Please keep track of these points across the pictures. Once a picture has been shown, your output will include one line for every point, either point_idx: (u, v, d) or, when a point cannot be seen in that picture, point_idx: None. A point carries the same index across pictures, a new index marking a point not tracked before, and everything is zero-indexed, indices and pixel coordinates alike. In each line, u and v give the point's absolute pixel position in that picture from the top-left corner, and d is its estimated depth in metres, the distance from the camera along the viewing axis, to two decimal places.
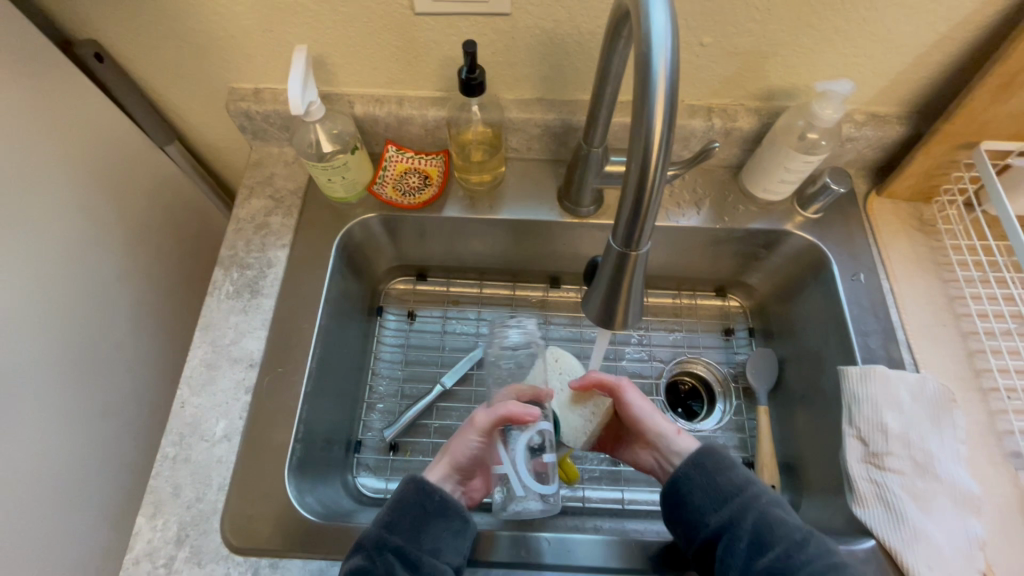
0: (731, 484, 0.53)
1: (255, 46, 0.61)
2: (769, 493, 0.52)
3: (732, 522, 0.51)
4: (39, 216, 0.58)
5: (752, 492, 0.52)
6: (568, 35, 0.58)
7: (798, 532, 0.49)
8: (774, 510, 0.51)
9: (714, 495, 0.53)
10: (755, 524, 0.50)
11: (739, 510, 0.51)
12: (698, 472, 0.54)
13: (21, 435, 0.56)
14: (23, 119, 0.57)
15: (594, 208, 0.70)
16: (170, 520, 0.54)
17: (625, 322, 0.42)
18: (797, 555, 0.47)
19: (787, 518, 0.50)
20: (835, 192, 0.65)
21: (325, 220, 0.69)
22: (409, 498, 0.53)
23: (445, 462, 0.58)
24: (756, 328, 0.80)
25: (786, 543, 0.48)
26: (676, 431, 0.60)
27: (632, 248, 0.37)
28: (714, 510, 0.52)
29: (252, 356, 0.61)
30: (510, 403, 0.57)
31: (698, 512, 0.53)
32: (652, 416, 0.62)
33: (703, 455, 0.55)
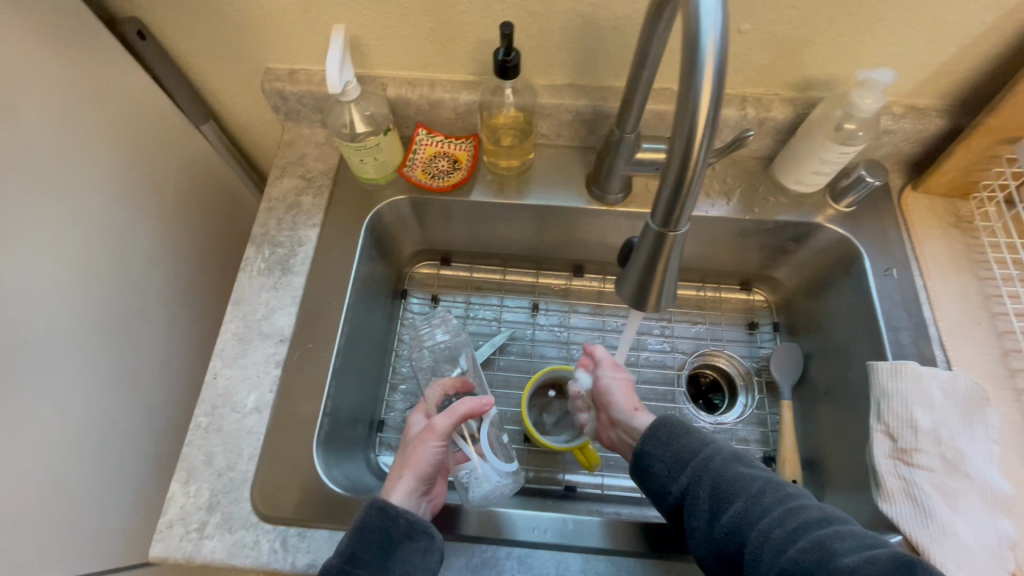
0: (688, 449, 0.54)
1: (291, 25, 0.62)
2: (726, 452, 0.53)
3: (692, 484, 0.52)
4: (85, 189, 0.61)
5: (708, 450, 0.53)
6: (604, 20, 0.58)
7: (760, 485, 0.49)
8: (730, 467, 0.51)
9: (673, 463, 0.54)
10: (712, 486, 0.51)
11: (698, 470, 0.52)
12: (654, 444, 0.55)
13: (61, 399, 0.58)
14: (67, 92, 0.58)
15: (622, 196, 0.70)
16: (202, 486, 0.55)
17: (657, 304, 0.43)
18: (756, 508, 0.48)
19: (748, 472, 0.50)
20: (870, 184, 0.64)
21: (355, 201, 0.70)
22: (371, 525, 0.50)
23: (404, 479, 0.55)
24: (781, 322, 0.79)
25: (745, 498, 0.49)
26: (634, 409, 0.64)
27: (670, 228, 0.37)
28: (675, 477, 0.53)
29: (282, 332, 0.62)
30: (465, 400, 0.58)
31: (662, 479, 0.54)
32: (615, 392, 0.66)
33: (657, 427, 0.56)
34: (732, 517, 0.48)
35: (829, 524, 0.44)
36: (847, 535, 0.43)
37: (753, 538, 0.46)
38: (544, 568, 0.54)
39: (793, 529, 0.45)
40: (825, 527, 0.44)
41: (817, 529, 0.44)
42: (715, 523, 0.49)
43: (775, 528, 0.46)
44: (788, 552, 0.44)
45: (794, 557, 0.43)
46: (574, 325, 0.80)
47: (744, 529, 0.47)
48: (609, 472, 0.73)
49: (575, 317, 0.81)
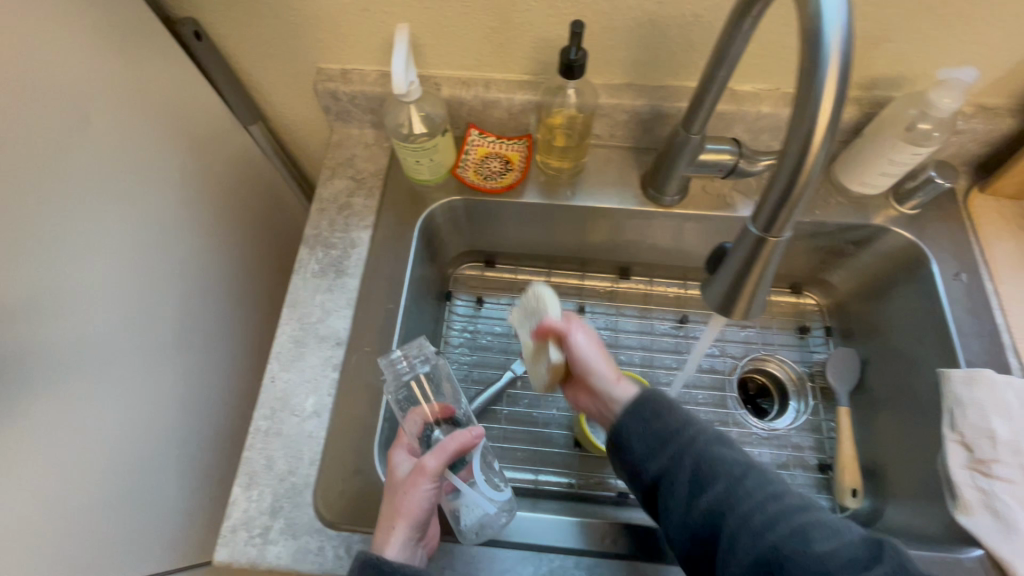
0: (669, 426, 0.51)
1: (349, 25, 0.61)
2: (709, 431, 0.51)
3: (669, 462, 0.50)
4: (146, 191, 0.61)
5: (687, 428, 0.51)
6: (670, 18, 0.57)
7: (737, 466, 0.48)
8: (713, 447, 0.49)
9: (652, 440, 0.52)
10: (693, 465, 0.49)
11: (675, 449, 0.50)
12: (633, 419, 0.53)
13: (121, 401, 0.58)
14: (128, 94, 0.58)
15: (678, 197, 0.69)
16: (265, 491, 0.55)
17: (746, 312, 0.41)
18: (737, 491, 0.46)
19: (728, 453, 0.49)
20: (939, 186, 0.62)
21: (407, 203, 0.69)
22: None
23: (397, 530, 0.48)
24: (833, 327, 0.77)
25: (725, 480, 0.47)
26: (618, 375, 0.59)
27: (772, 232, 0.36)
28: (653, 454, 0.51)
29: (339, 335, 0.62)
30: (456, 435, 0.51)
31: (639, 455, 0.52)
32: (594, 360, 0.59)
33: (639, 402, 0.53)
34: (709, 498, 0.47)
35: (807, 511, 0.44)
36: (824, 524, 0.43)
37: (731, 521, 0.45)
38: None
39: (769, 512, 0.44)
40: (801, 511, 0.44)
41: (795, 515, 0.43)
42: (689, 505, 0.48)
43: (754, 512, 0.44)
44: (765, 535, 0.43)
45: (769, 540, 0.42)
46: (622, 329, 0.78)
47: (721, 510, 0.46)
48: None
49: (623, 320, 0.79)
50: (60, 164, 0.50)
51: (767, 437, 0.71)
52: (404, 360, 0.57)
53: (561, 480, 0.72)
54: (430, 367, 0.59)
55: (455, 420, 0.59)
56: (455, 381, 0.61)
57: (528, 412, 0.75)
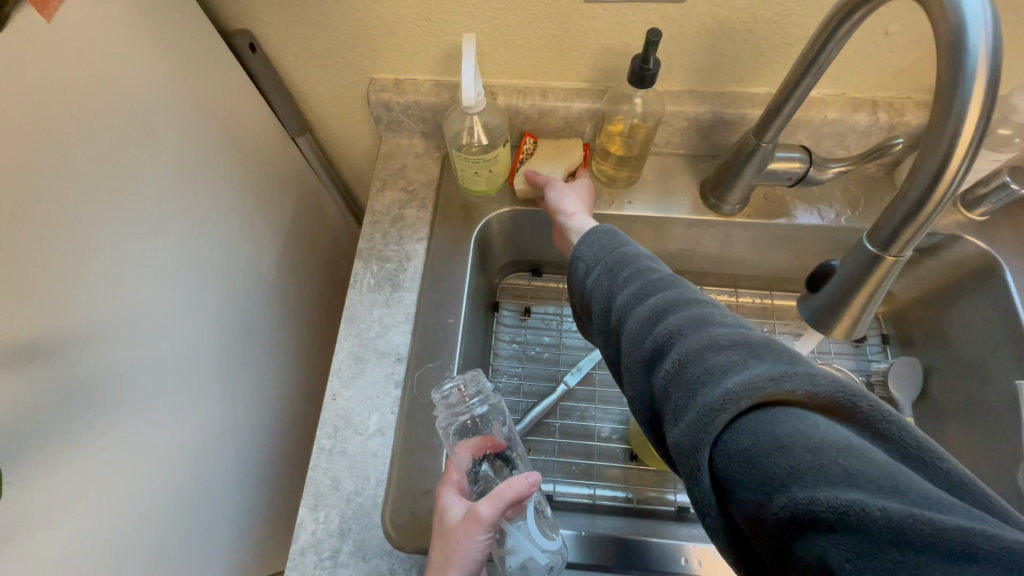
0: (610, 246, 0.52)
1: (408, 35, 0.60)
2: (648, 254, 0.50)
3: (599, 281, 0.50)
4: (207, 204, 0.60)
5: (624, 254, 0.50)
6: (741, 24, 0.55)
7: (658, 279, 0.46)
8: (644, 261, 0.49)
9: (592, 259, 0.52)
10: (619, 272, 0.49)
11: (608, 269, 0.50)
12: (584, 243, 0.54)
13: (182, 420, 0.57)
14: (192, 108, 0.57)
15: (739, 207, 0.67)
16: (332, 512, 0.54)
17: (849, 331, 0.40)
18: (651, 290, 0.45)
19: (655, 266, 0.48)
20: (1013, 192, 0.61)
21: (461, 213, 0.68)
22: None
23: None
24: (890, 335, 0.76)
25: (643, 281, 0.46)
26: (569, 211, 0.60)
27: (891, 250, 0.34)
28: (591, 269, 0.52)
29: (399, 351, 0.61)
30: (511, 481, 0.48)
31: (582, 277, 0.53)
32: (553, 195, 0.62)
33: (591, 230, 0.54)
34: (625, 298, 0.46)
35: (718, 307, 0.41)
36: (730, 317, 0.40)
37: (637, 312, 0.44)
38: None
39: (673, 310, 0.42)
40: (708, 309, 0.41)
41: (702, 307, 0.41)
42: (610, 313, 0.48)
43: (660, 303, 0.43)
44: (661, 325, 0.42)
45: (663, 329, 0.41)
46: None
47: (632, 307, 0.45)
48: None
49: None
50: (129, 181, 0.49)
51: None
52: (455, 392, 0.55)
53: (618, 495, 0.69)
54: (487, 407, 0.57)
55: (506, 457, 0.57)
56: (507, 415, 0.59)
57: (582, 425, 0.74)
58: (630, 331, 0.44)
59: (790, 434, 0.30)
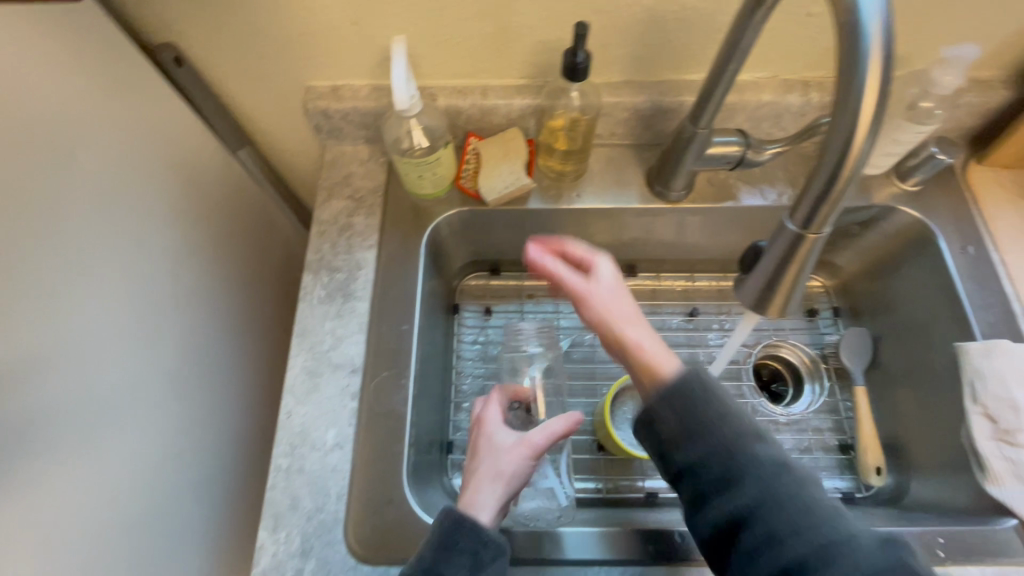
0: (706, 417, 0.43)
1: (339, 40, 0.59)
2: (747, 423, 0.43)
3: (692, 463, 0.42)
4: (146, 225, 0.58)
5: (705, 392, 0.43)
6: (670, 12, 0.56)
7: (747, 435, 0.42)
8: (751, 445, 0.41)
9: (682, 428, 0.43)
10: (726, 465, 0.41)
11: (681, 406, 0.43)
12: (665, 406, 0.44)
13: (136, 449, 0.55)
14: (120, 128, 0.55)
15: (685, 192, 0.68)
16: (293, 532, 0.53)
17: (783, 309, 0.40)
18: (767, 497, 0.39)
19: (765, 454, 0.41)
20: (942, 162, 0.63)
21: (409, 217, 0.67)
22: (448, 534, 0.46)
23: (499, 493, 0.49)
24: (841, 308, 0.77)
25: (760, 486, 0.40)
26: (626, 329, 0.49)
27: (810, 230, 0.35)
28: (678, 446, 0.43)
29: (354, 362, 0.60)
30: (562, 416, 0.52)
31: (665, 444, 0.44)
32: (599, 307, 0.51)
33: (677, 387, 0.44)
34: (733, 503, 0.40)
35: (841, 522, 0.38)
36: (850, 533, 0.38)
37: (757, 530, 0.39)
38: None
39: (770, 485, 0.40)
40: (814, 491, 0.40)
41: (834, 530, 0.38)
42: (704, 507, 0.42)
43: (788, 525, 0.38)
44: (785, 551, 0.38)
45: (789, 558, 0.38)
46: None
47: (745, 519, 0.40)
48: None
49: None
50: (56, 209, 0.47)
51: (788, 425, 0.69)
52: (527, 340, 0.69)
53: (588, 486, 0.69)
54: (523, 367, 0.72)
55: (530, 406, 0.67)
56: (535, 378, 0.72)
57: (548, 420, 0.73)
58: (742, 545, 0.40)
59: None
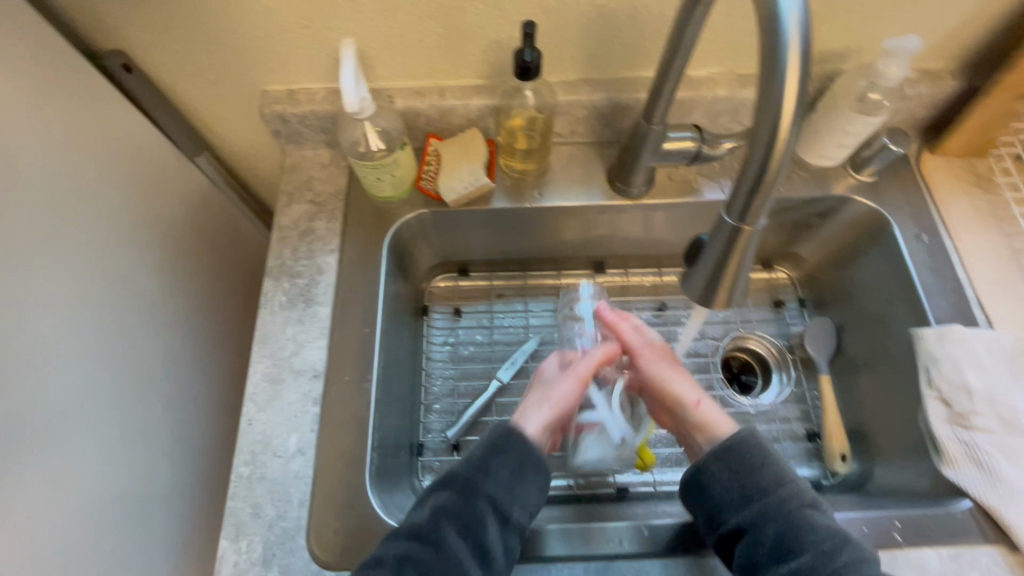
0: (768, 480, 0.49)
1: (291, 43, 0.59)
2: (805, 493, 0.49)
3: (750, 524, 0.48)
4: (104, 234, 0.57)
5: (762, 459, 0.51)
6: (620, 9, 0.56)
7: (797, 501, 0.48)
8: (807, 513, 0.48)
9: (741, 491, 0.50)
10: (781, 530, 0.47)
11: (736, 468, 0.51)
12: (724, 465, 0.51)
13: (102, 465, 0.54)
14: (73, 137, 0.54)
15: (645, 187, 0.69)
16: (254, 540, 0.52)
17: (729, 300, 0.41)
18: (823, 565, 0.45)
19: (821, 523, 0.47)
20: (894, 152, 0.64)
21: (371, 220, 0.67)
22: (496, 440, 0.53)
23: (547, 411, 0.58)
24: (807, 298, 0.78)
25: (813, 553, 0.45)
26: (696, 400, 0.58)
27: (746, 223, 0.36)
28: (737, 507, 0.49)
29: (315, 366, 0.60)
30: (602, 347, 0.64)
31: (721, 503, 0.50)
32: (661, 374, 0.61)
33: (736, 450, 0.51)
34: (788, 568, 0.46)
35: None
36: None
37: None
38: None
39: (818, 545, 0.46)
40: (867, 568, 0.45)
41: None
42: (759, 570, 0.47)
43: None
44: None
45: None
46: None
47: None
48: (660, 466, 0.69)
49: None
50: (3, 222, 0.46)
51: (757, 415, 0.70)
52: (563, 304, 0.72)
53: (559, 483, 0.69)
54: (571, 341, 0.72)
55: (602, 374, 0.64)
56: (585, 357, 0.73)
57: None
58: None
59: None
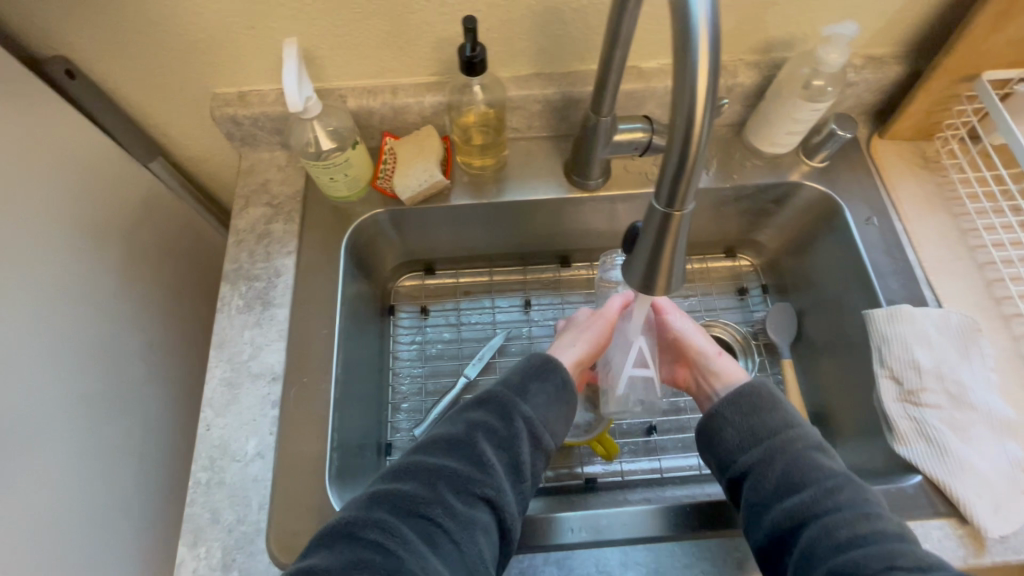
0: (776, 423, 0.52)
1: (237, 45, 0.58)
2: (811, 439, 0.51)
3: (759, 465, 0.50)
4: (55, 243, 0.56)
5: (772, 405, 0.53)
6: (565, 3, 0.56)
7: (805, 443, 0.50)
8: (812, 455, 0.49)
9: (749, 434, 0.52)
10: (786, 469, 0.49)
11: (746, 411, 0.53)
12: (733, 410, 0.53)
13: (63, 477, 0.54)
14: (17, 146, 0.53)
15: (602, 179, 0.69)
16: (213, 546, 0.52)
17: (668, 286, 0.41)
18: (827, 502, 0.45)
19: (826, 465, 0.48)
20: (842, 137, 0.65)
21: (328, 221, 0.67)
22: (533, 368, 0.56)
23: (580, 348, 0.64)
24: (769, 284, 0.79)
25: (817, 490, 0.46)
26: (716, 352, 0.65)
27: (676, 208, 0.36)
28: (744, 449, 0.51)
29: (274, 370, 0.59)
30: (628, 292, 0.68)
31: (731, 447, 0.52)
32: (686, 334, 0.67)
33: (748, 393, 0.53)
34: (791, 504, 0.47)
35: (903, 539, 0.42)
36: (909, 553, 0.41)
37: (813, 529, 0.44)
38: (585, 567, 0.52)
39: (821, 480, 0.47)
40: (876, 512, 0.44)
41: (887, 541, 0.42)
42: (766, 508, 0.48)
43: (842, 526, 0.43)
44: (845, 554, 0.42)
45: (845, 559, 0.41)
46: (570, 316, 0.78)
47: (804, 517, 0.46)
48: (628, 456, 0.70)
49: (570, 307, 0.79)
50: None
51: None
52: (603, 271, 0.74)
53: None
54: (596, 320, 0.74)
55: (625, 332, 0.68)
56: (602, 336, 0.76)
57: None
58: (802, 546, 0.44)
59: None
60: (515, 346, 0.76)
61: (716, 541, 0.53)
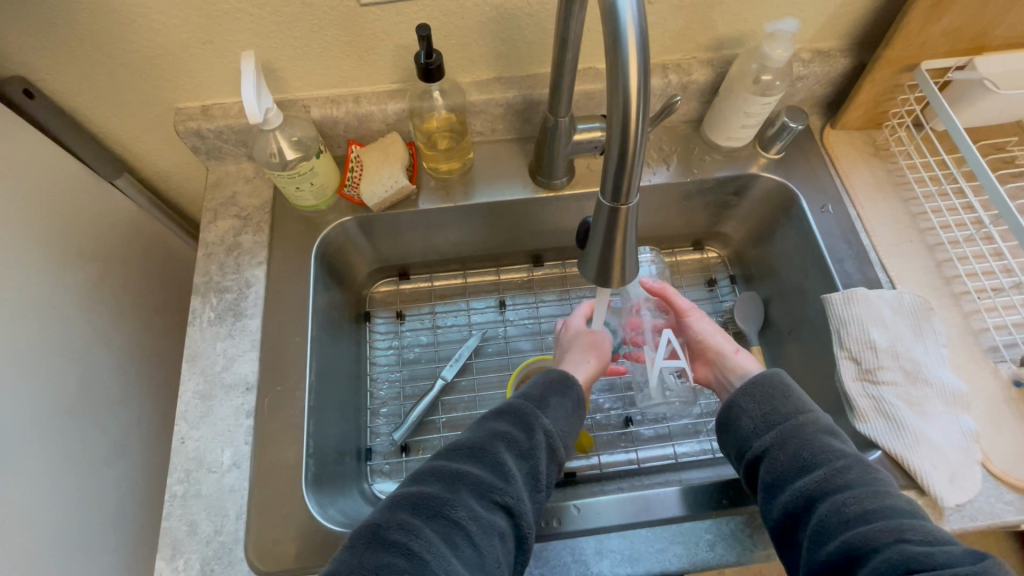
0: (789, 409, 0.53)
1: (196, 59, 0.59)
2: (822, 424, 0.52)
3: (774, 449, 0.52)
4: (20, 263, 0.56)
5: (785, 392, 0.55)
6: (518, 9, 0.58)
7: (817, 427, 0.51)
8: (823, 437, 0.50)
9: (764, 420, 0.54)
10: (799, 450, 0.50)
11: (759, 399, 0.55)
12: (748, 400, 0.56)
13: (36, 498, 0.53)
14: None
15: (567, 178, 0.71)
16: (192, 558, 0.52)
17: (623, 278, 0.43)
18: (836, 480, 0.47)
19: (837, 446, 0.49)
20: (794, 129, 0.67)
21: (297, 230, 0.67)
22: (553, 381, 0.58)
23: (591, 363, 0.66)
24: (736, 274, 0.81)
25: (826, 468, 0.48)
26: (734, 349, 0.67)
27: (621, 202, 0.37)
28: (759, 435, 0.54)
29: (247, 380, 0.60)
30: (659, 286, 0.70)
31: (747, 434, 0.55)
32: (707, 332, 0.69)
33: (759, 383, 0.56)
34: (802, 483, 0.48)
35: (914, 517, 0.43)
36: (917, 529, 0.41)
37: (823, 507, 0.46)
38: (560, 557, 0.54)
39: (832, 461, 0.48)
40: (885, 491, 0.45)
41: (896, 516, 0.43)
42: (781, 488, 0.49)
43: (851, 503, 0.45)
44: (850, 530, 0.43)
45: (850, 535, 0.43)
46: (544, 314, 0.79)
47: (815, 495, 0.47)
48: (606, 449, 0.71)
49: (545, 306, 0.80)
50: None
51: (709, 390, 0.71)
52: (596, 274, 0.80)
53: None
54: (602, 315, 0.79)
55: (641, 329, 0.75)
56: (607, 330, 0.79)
57: (467, 415, 0.73)
58: (814, 522, 0.46)
59: (925, 561, 0.39)
60: (492, 345, 0.77)
61: (689, 524, 0.55)
